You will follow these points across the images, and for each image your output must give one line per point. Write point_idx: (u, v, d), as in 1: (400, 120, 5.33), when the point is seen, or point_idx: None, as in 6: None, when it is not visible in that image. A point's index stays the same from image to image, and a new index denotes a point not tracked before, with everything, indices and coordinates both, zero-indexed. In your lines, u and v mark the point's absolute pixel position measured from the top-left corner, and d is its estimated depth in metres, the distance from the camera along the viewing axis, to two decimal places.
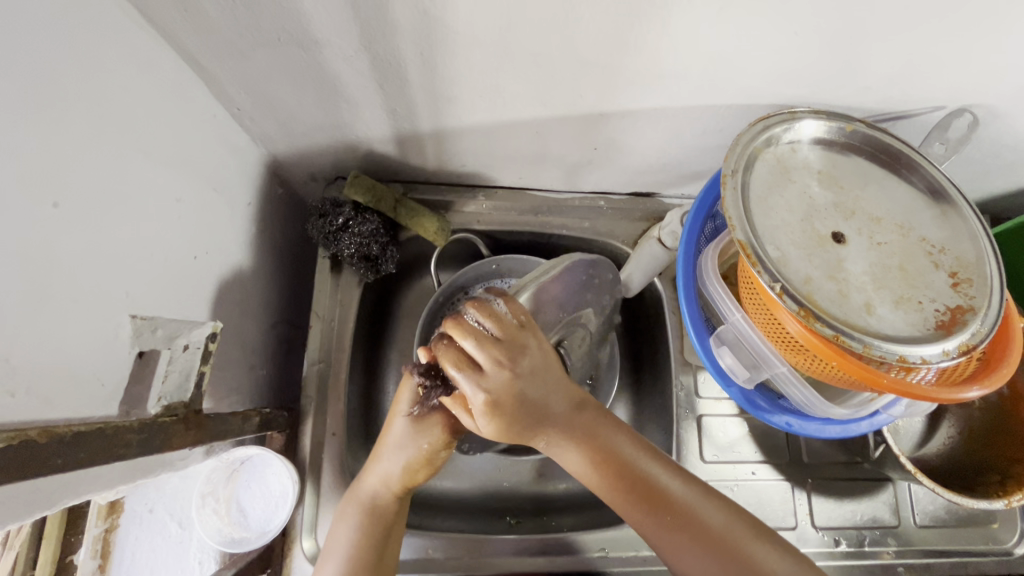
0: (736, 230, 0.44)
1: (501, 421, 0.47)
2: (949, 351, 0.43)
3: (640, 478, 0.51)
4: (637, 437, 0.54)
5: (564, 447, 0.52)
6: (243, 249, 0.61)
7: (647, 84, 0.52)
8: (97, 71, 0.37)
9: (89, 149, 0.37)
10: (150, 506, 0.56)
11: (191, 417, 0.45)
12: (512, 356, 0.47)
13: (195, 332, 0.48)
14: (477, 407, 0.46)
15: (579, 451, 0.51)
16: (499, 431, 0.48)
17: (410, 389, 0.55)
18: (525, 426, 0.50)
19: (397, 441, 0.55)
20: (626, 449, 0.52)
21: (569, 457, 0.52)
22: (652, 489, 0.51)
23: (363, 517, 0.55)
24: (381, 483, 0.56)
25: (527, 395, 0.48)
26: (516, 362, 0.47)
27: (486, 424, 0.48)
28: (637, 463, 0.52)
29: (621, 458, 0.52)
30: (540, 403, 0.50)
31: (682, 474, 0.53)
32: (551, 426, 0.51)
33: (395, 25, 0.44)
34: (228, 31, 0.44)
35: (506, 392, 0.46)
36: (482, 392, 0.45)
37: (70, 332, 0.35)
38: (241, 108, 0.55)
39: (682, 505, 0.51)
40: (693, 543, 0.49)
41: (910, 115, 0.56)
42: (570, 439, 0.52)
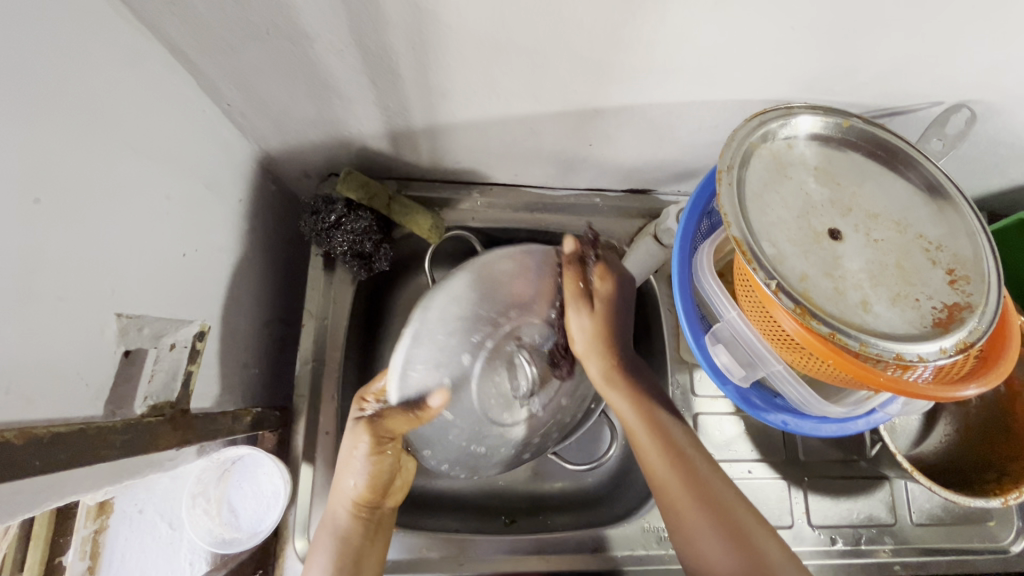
0: (731, 226, 0.44)
1: (603, 330, 0.62)
2: (946, 349, 0.42)
3: (675, 442, 0.57)
4: (678, 413, 0.61)
5: (615, 392, 0.61)
6: (235, 246, 0.60)
7: (642, 79, 0.51)
8: (84, 68, 0.37)
9: (72, 144, 0.36)
10: (140, 507, 0.55)
11: (178, 417, 0.45)
12: (624, 274, 0.66)
13: (182, 331, 0.49)
14: (597, 292, 0.63)
15: (628, 397, 0.60)
16: (597, 328, 0.62)
17: (357, 406, 0.57)
18: (608, 352, 0.62)
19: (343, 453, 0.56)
20: (672, 421, 0.59)
21: (615, 397, 0.61)
22: (681, 455, 0.56)
23: (334, 537, 0.54)
24: (341, 500, 0.56)
25: (624, 313, 0.64)
26: (619, 275, 0.65)
27: (585, 318, 0.61)
28: (669, 425, 0.59)
29: (664, 423, 0.58)
30: (621, 339, 0.63)
31: (710, 459, 0.58)
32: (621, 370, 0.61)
33: (386, 19, 0.43)
34: (214, 25, 0.43)
35: (617, 294, 0.64)
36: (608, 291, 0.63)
37: (53, 331, 0.35)
38: (231, 104, 0.54)
39: (701, 477, 0.55)
40: (712, 519, 0.53)
41: (908, 111, 0.56)
42: (625, 387, 0.61)
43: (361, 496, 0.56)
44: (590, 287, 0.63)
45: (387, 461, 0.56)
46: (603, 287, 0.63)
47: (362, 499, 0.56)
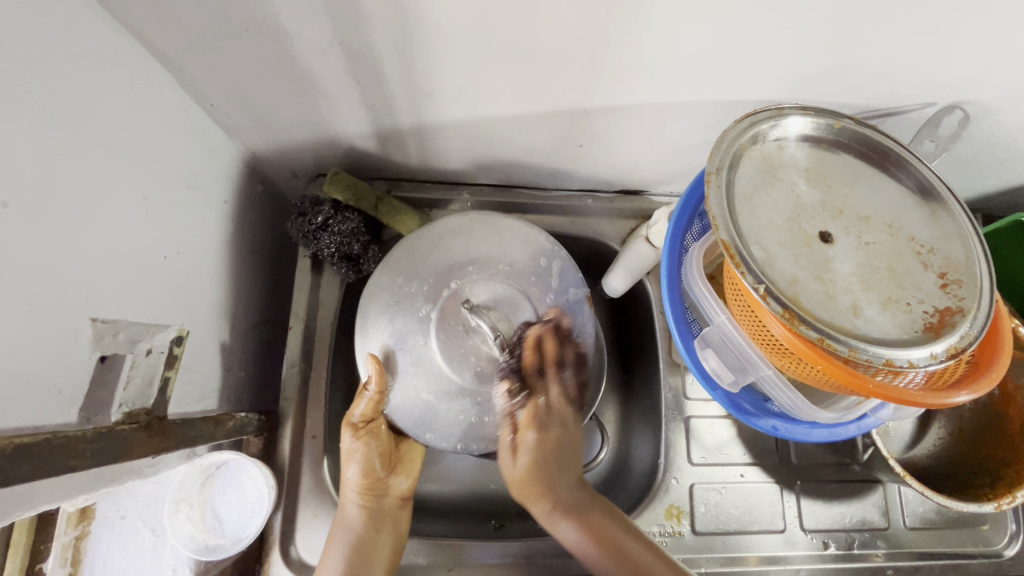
0: (720, 229, 0.43)
1: (533, 459, 0.59)
2: (937, 355, 0.41)
3: (631, 558, 0.55)
4: (617, 511, 0.59)
5: (561, 521, 0.58)
6: (219, 248, 0.59)
7: (631, 79, 0.50)
8: (56, 67, 0.36)
9: (45, 145, 0.35)
10: (122, 512, 0.54)
11: (154, 424, 0.44)
12: (557, 407, 0.60)
13: (159, 336, 0.48)
14: (524, 428, 0.58)
15: (574, 527, 0.57)
16: (528, 472, 0.59)
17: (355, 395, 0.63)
18: (541, 485, 0.59)
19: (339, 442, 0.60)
20: (623, 533, 0.57)
21: (564, 530, 0.58)
22: (638, 571, 0.54)
23: (344, 534, 0.57)
24: (346, 494, 0.60)
25: (565, 444, 0.60)
26: (549, 417, 0.59)
27: (519, 459, 0.59)
28: (611, 533, 0.57)
29: (614, 538, 0.56)
30: (561, 470, 0.59)
31: (661, 553, 0.56)
32: (557, 501, 0.59)
33: (368, 17, 0.42)
34: (193, 22, 0.43)
35: (552, 432, 0.59)
36: (535, 446, 0.58)
37: (22, 337, 0.34)
38: (214, 103, 0.53)
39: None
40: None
41: (901, 111, 0.55)
42: (569, 515, 0.58)
43: (364, 487, 0.59)
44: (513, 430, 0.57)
45: (371, 443, 0.59)
46: (530, 427, 0.58)
47: (366, 489, 0.59)
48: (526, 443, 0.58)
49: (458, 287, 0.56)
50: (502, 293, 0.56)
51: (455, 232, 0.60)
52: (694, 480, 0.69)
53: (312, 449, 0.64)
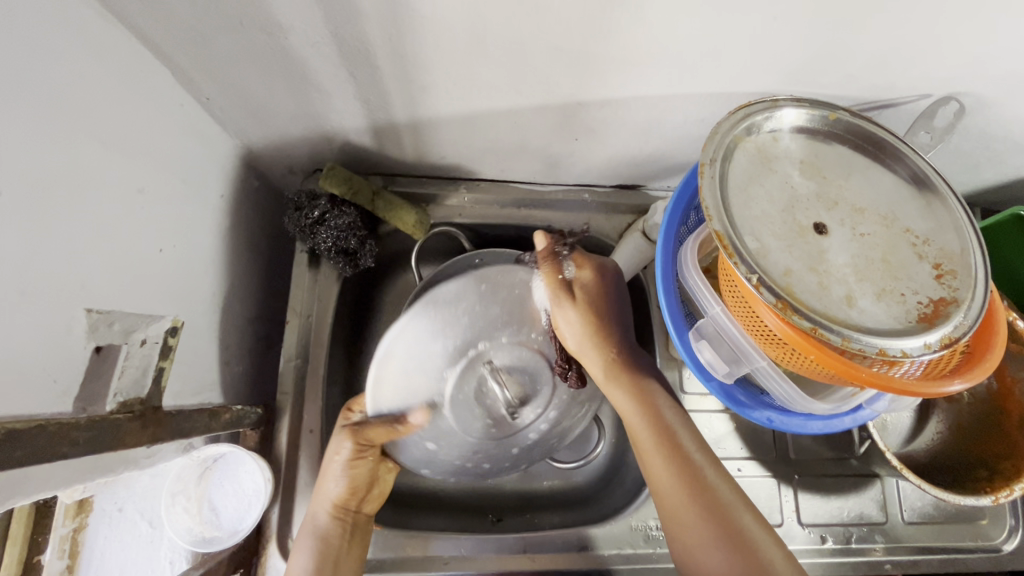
0: (713, 220, 0.43)
1: (590, 314, 0.62)
2: (930, 345, 0.41)
3: (682, 449, 0.54)
4: (677, 404, 0.60)
5: (615, 386, 0.59)
6: (216, 242, 0.59)
7: (626, 71, 0.50)
8: (50, 59, 0.36)
9: (39, 137, 0.35)
10: (120, 505, 0.54)
11: (148, 414, 0.44)
12: (605, 273, 0.65)
13: (153, 326, 0.47)
14: (580, 283, 0.63)
15: (629, 394, 0.58)
16: (586, 322, 0.61)
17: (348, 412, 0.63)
18: (598, 340, 0.61)
19: (328, 455, 0.60)
20: (681, 421, 0.57)
21: (616, 394, 0.59)
22: (687, 461, 0.54)
23: (313, 542, 0.56)
24: (321, 503, 0.58)
25: (613, 316, 0.63)
26: (602, 276, 0.64)
27: (578, 309, 0.61)
28: (668, 421, 0.57)
29: (669, 421, 0.57)
30: (614, 333, 0.62)
31: (715, 461, 0.55)
32: (613, 358, 0.61)
33: (361, 9, 0.43)
34: (187, 16, 0.43)
35: (604, 294, 0.63)
36: (587, 270, 0.63)
37: (18, 326, 0.34)
38: (210, 97, 0.54)
39: (708, 486, 0.52)
40: (714, 530, 0.50)
41: (896, 104, 0.55)
42: (626, 384, 0.59)
43: (341, 498, 0.58)
44: (569, 278, 0.63)
45: (369, 462, 0.61)
46: (582, 275, 0.64)
47: (342, 500, 0.58)
48: (581, 279, 0.62)
49: (485, 348, 0.63)
50: (522, 358, 0.65)
51: (484, 280, 0.65)
52: None
53: (309, 442, 0.65)
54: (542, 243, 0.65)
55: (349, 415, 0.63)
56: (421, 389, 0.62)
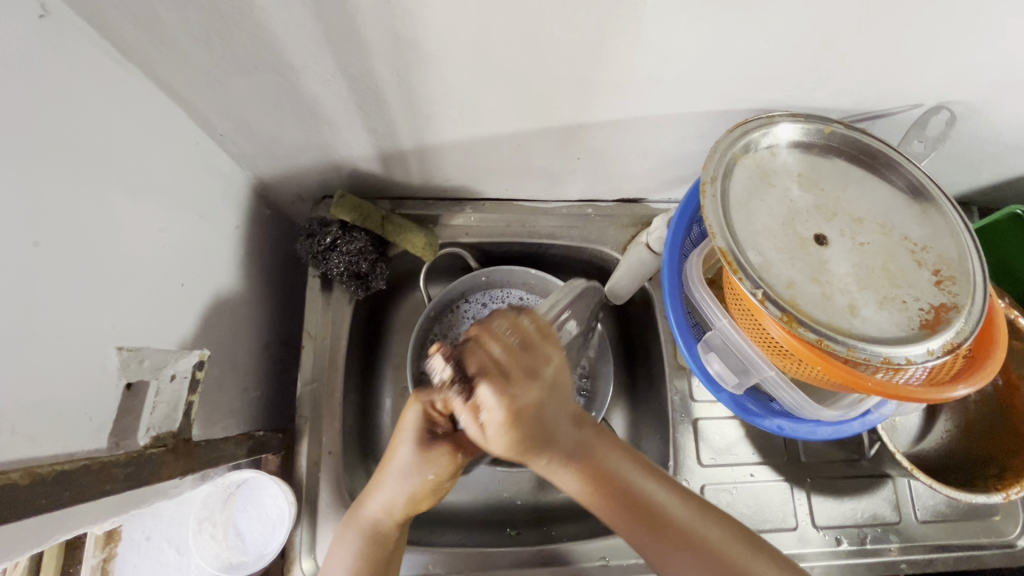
0: (717, 237, 0.45)
1: (516, 438, 0.45)
2: (934, 351, 0.42)
3: (646, 502, 0.48)
4: (626, 446, 0.51)
5: (560, 470, 0.48)
6: (233, 272, 0.61)
7: (625, 95, 0.52)
8: (79, 112, 0.38)
9: (73, 189, 0.37)
10: (147, 533, 0.57)
11: (181, 446, 0.47)
12: (525, 381, 0.45)
13: (183, 361, 0.49)
14: (495, 424, 0.44)
15: (576, 479, 0.48)
16: (516, 445, 0.45)
17: (416, 413, 0.52)
18: (535, 445, 0.46)
19: (404, 467, 0.52)
20: (636, 474, 0.49)
21: (563, 479, 0.49)
22: (657, 514, 0.48)
23: (365, 542, 0.53)
24: (384, 511, 0.53)
25: (546, 403, 0.46)
26: (528, 387, 0.45)
27: (498, 437, 0.45)
28: (636, 484, 0.49)
29: (625, 483, 0.48)
30: (552, 422, 0.47)
31: (682, 493, 0.50)
32: (556, 449, 0.47)
33: (369, 47, 0.44)
34: (203, 62, 0.45)
35: (529, 406, 0.45)
36: (503, 404, 0.44)
37: (55, 369, 0.36)
38: (223, 134, 0.55)
39: (682, 525, 0.48)
40: (694, 560, 0.47)
41: (888, 114, 0.57)
42: (571, 463, 0.48)
43: (404, 509, 0.54)
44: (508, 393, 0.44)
45: (449, 480, 0.55)
46: (496, 413, 0.44)
47: (405, 510, 0.54)
48: (497, 412, 0.44)
49: None
50: None
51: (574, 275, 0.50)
52: (704, 481, 0.70)
53: (328, 464, 0.66)
54: (440, 363, 0.47)
55: (433, 421, 0.52)
56: None
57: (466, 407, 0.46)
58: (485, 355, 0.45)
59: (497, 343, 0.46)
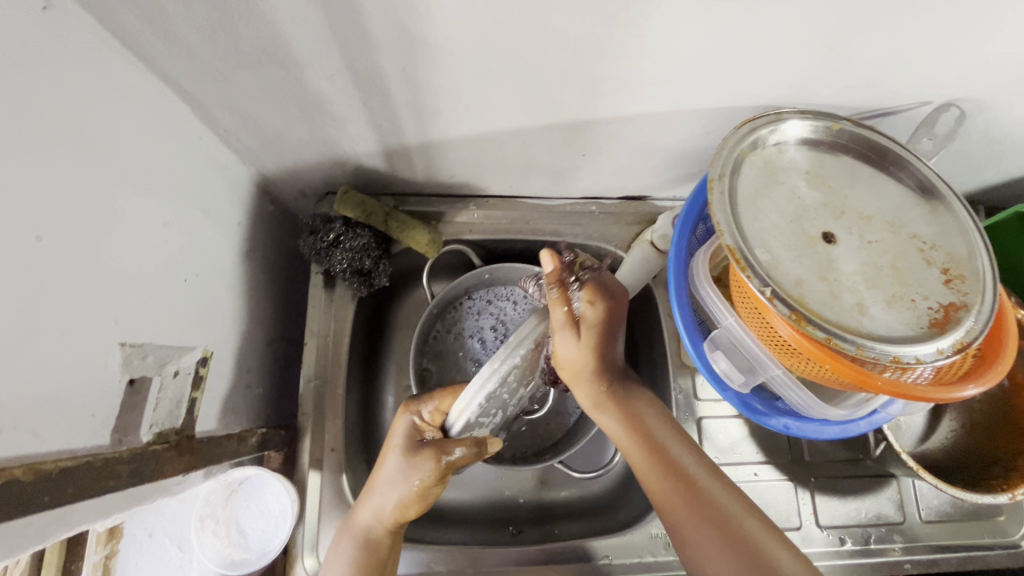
0: (725, 234, 0.44)
1: (595, 347, 0.51)
2: (943, 350, 0.42)
3: (671, 457, 0.53)
4: (669, 416, 0.57)
5: (606, 412, 0.55)
6: (235, 268, 0.61)
7: (631, 91, 0.52)
8: (81, 103, 0.37)
9: (76, 182, 0.37)
10: (149, 530, 0.56)
11: (184, 443, 0.46)
12: (616, 293, 0.52)
13: (185, 359, 0.50)
14: (589, 325, 0.49)
15: (618, 417, 0.55)
16: (589, 358, 0.51)
17: (405, 422, 0.55)
18: (596, 372, 0.53)
19: (391, 476, 0.53)
20: (671, 434, 0.55)
21: (606, 420, 0.56)
22: (683, 469, 0.53)
23: (359, 548, 0.54)
24: (375, 517, 0.54)
25: (619, 328, 0.53)
26: (615, 301, 0.51)
27: (584, 344, 0.50)
28: (665, 440, 0.54)
29: (658, 436, 0.54)
30: (614, 351, 0.53)
31: (708, 465, 0.54)
32: (606, 391, 0.54)
33: (375, 42, 0.44)
34: (208, 55, 0.44)
35: (614, 317, 0.51)
36: (602, 307, 0.50)
37: (58, 365, 0.35)
38: (227, 129, 0.55)
39: (701, 483, 0.52)
40: (708, 518, 0.50)
41: (897, 111, 0.56)
42: (615, 408, 0.55)
43: (393, 517, 0.54)
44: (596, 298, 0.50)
45: (438, 487, 0.54)
46: (593, 313, 0.49)
47: (396, 518, 0.54)
48: (597, 309, 0.50)
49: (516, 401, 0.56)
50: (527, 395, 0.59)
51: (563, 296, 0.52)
52: None
53: (331, 462, 0.65)
54: (549, 266, 0.48)
55: (421, 429, 0.55)
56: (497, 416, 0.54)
57: (462, 411, 0.48)
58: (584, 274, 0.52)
59: (588, 266, 0.54)
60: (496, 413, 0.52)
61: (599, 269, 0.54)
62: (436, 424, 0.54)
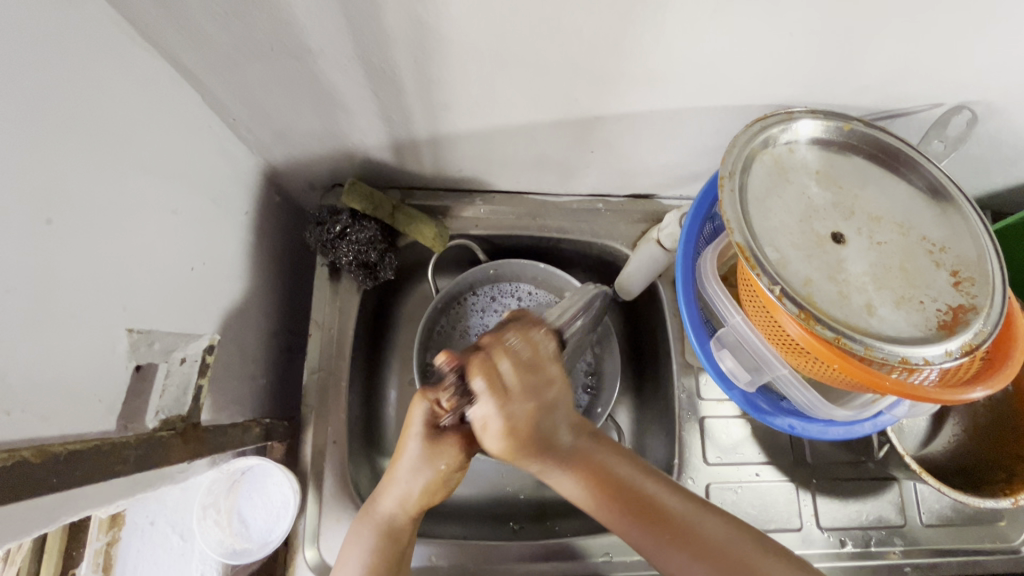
0: (734, 232, 0.44)
1: (516, 445, 0.46)
2: (951, 352, 0.42)
3: (642, 501, 0.50)
4: (629, 452, 0.53)
5: (557, 473, 0.50)
6: (242, 258, 0.61)
7: (643, 87, 0.51)
8: (93, 88, 0.37)
9: (87, 167, 0.37)
10: (151, 518, 0.54)
11: (190, 431, 0.46)
12: (524, 394, 0.45)
13: (192, 346, 0.49)
14: (494, 431, 0.45)
15: (572, 475, 0.50)
16: (508, 452, 0.47)
17: (421, 410, 0.51)
18: (530, 454, 0.48)
19: (415, 463, 0.51)
20: (636, 472, 0.51)
21: (559, 479, 0.51)
22: (654, 510, 0.49)
23: (380, 539, 0.53)
24: (399, 505, 0.53)
25: (541, 421, 0.47)
26: (524, 406, 0.45)
27: (498, 442, 0.46)
28: (635, 483, 0.50)
29: (623, 478, 0.50)
30: (545, 432, 0.47)
31: (679, 491, 0.51)
32: (555, 456, 0.49)
33: (387, 33, 0.44)
34: (219, 42, 0.44)
35: (523, 419, 0.46)
36: (501, 413, 0.45)
37: (66, 350, 0.35)
38: (236, 119, 0.55)
39: (680, 523, 0.49)
40: (696, 560, 0.48)
41: (908, 113, 0.56)
42: (566, 463, 0.50)
43: (417, 504, 0.53)
44: (503, 388, 0.45)
45: (459, 472, 0.54)
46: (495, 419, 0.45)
47: (419, 505, 0.53)
48: (495, 420, 0.45)
49: None
50: None
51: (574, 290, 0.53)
52: (709, 480, 0.70)
53: (333, 454, 0.65)
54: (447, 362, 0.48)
55: (439, 416, 0.51)
56: None
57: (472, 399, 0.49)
58: (513, 353, 0.46)
59: (507, 353, 0.46)
60: None
61: (529, 346, 0.47)
62: (454, 409, 0.52)
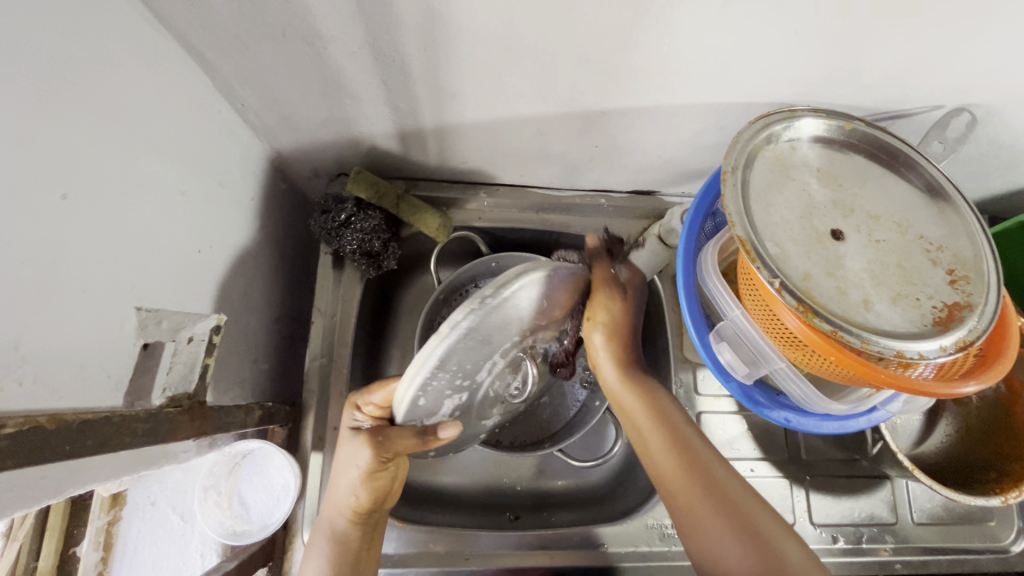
0: (737, 226, 0.45)
1: (625, 321, 0.58)
2: (946, 347, 0.43)
3: (692, 449, 0.52)
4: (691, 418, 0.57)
5: (628, 394, 0.56)
6: (247, 243, 0.61)
7: (648, 82, 0.52)
8: (108, 65, 0.38)
9: (101, 145, 0.37)
10: (152, 499, 0.58)
11: (196, 408, 0.47)
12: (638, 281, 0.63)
13: (200, 325, 0.50)
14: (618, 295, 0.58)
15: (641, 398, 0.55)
16: (619, 330, 0.58)
17: (348, 416, 0.57)
18: (620, 350, 0.58)
19: (341, 464, 0.55)
20: (692, 428, 0.54)
21: (628, 402, 0.56)
22: (699, 460, 0.51)
23: (329, 542, 0.54)
24: (337, 508, 0.55)
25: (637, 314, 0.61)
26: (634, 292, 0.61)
27: (615, 313, 0.57)
28: (688, 434, 0.54)
29: (679, 424, 0.54)
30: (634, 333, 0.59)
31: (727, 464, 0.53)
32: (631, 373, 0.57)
33: (399, 20, 0.44)
34: (232, 26, 0.45)
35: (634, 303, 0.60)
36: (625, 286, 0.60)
37: (77, 323, 0.36)
38: (245, 104, 0.55)
39: (720, 481, 0.50)
40: (724, 515, 0.48)
41: (909, 114, 0.57)
42: (639, 390, 0.56)
43: (358, 505, 0.55)
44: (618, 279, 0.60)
45: (388, 470, 0.55)
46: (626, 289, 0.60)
47: (359, 506, 0.55)
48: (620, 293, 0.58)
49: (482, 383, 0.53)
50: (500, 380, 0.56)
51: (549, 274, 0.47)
52: None
53: (333, 440, 0.66)
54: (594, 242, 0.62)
55: (361, 421, 0.56)
56: (450, 402, 0.52)
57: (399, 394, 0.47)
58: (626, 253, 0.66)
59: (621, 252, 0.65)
60: (447, 400, 0.51)
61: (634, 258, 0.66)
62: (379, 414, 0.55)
